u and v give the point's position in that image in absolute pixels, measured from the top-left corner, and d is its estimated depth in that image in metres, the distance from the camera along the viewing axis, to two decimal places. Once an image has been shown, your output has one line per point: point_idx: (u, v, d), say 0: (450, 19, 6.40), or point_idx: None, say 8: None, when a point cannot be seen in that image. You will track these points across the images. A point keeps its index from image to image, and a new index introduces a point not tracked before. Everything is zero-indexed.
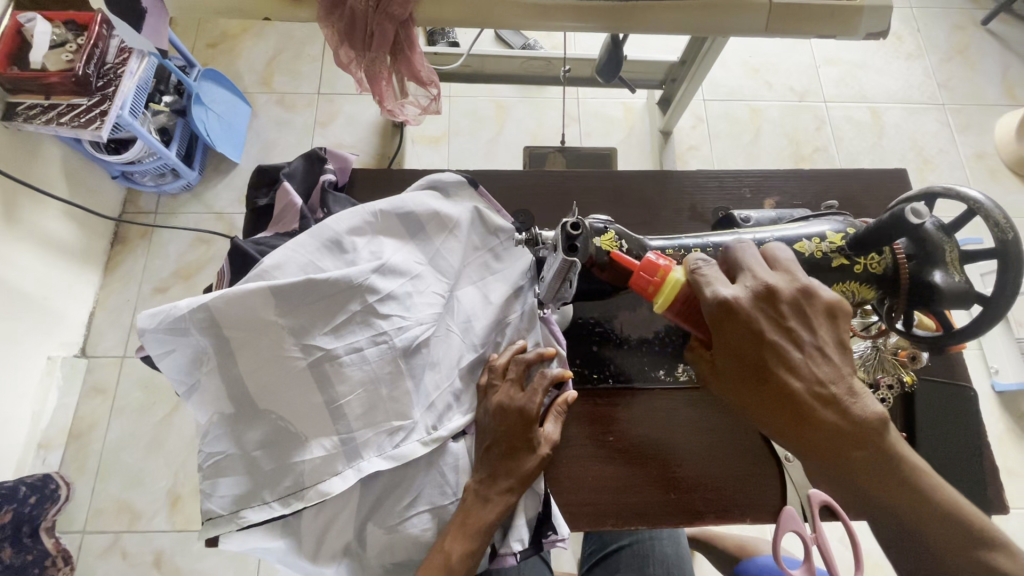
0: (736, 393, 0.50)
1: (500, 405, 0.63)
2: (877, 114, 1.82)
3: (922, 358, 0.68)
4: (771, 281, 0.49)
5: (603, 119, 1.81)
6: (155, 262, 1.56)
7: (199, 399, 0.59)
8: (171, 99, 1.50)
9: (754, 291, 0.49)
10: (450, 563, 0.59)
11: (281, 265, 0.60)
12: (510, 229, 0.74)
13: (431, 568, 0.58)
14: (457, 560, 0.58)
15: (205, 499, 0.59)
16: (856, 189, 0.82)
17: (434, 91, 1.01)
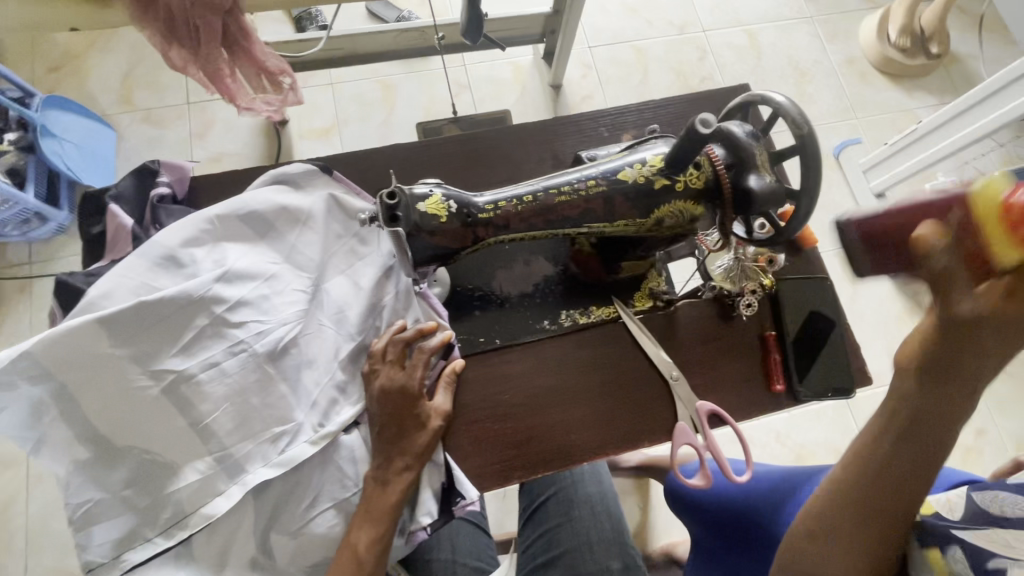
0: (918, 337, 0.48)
1: (383, 389, 0.63)
2: (753, 35, 1.88)
3: (778, 261, 0.74)
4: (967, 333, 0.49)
5: (493, 82, 1.79)
6: (39, 316, 1.44)
7: (51, 450, 0.55)
8: (16, 136, 1.40)
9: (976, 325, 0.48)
10: (359, 552, 0.59)
11: (109, 293, 0.56)
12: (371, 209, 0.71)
13: (342, 565, 0.59)
14: (365, 549, 0.59)
15: (82, 552, 0.56)
16: (708, 110, 0.84)
17: (289, 81, 1.00)
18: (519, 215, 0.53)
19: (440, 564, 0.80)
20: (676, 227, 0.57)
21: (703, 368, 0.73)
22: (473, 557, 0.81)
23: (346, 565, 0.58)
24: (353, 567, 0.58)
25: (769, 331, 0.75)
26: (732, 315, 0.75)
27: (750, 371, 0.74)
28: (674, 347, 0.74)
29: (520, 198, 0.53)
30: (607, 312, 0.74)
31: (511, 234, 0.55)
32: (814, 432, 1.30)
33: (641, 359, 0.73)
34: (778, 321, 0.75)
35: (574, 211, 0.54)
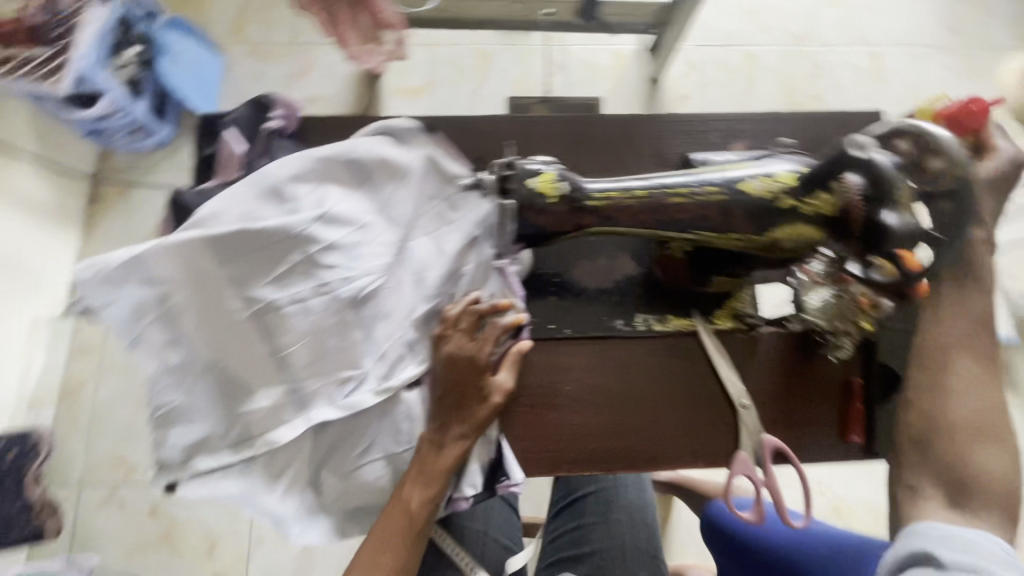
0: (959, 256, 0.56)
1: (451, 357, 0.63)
2: (878, 59, 1.74)
3: (884, 305, 0.68)
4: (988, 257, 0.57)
5: (591, 67, 1.74)
6: (132, 221, 1.54)
7: (144, 349, 0.58)
8: (139, 49, 1.42)
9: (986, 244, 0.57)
10: (410, 509, 0.60)
11: (217, 214, 0.58)
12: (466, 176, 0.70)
13: (392, 517, 0.60)
14: (415, 508, 0.60)
15: (158, 448, 0.60)
16: (831, 131, 0.79)
17: (399, 33, 1.07)
18: (630, 209, 0.51)
19: (472, 533, 0.84)
20: (791, 250, 0.53)
21: (776, 402, 0.70)
22: (504, 535, 0.86)
23: (396, 518, 0.60)
24: (401, 522, 0.60)
25: (854, 377, 0.70)
26: (819, 353, 0.70)
27: (825, 414, 0.69)
28: (749, 373, 0.70)
29: (634, 191, 0.52)
30: (684, 324, 0.71)
31: (615, 227, 0.53)
32: (862, 490, 1.22)
33: (712, 380, 0.70)
34: (866, 368, 0.70)
35: (688, 214, 0.52)
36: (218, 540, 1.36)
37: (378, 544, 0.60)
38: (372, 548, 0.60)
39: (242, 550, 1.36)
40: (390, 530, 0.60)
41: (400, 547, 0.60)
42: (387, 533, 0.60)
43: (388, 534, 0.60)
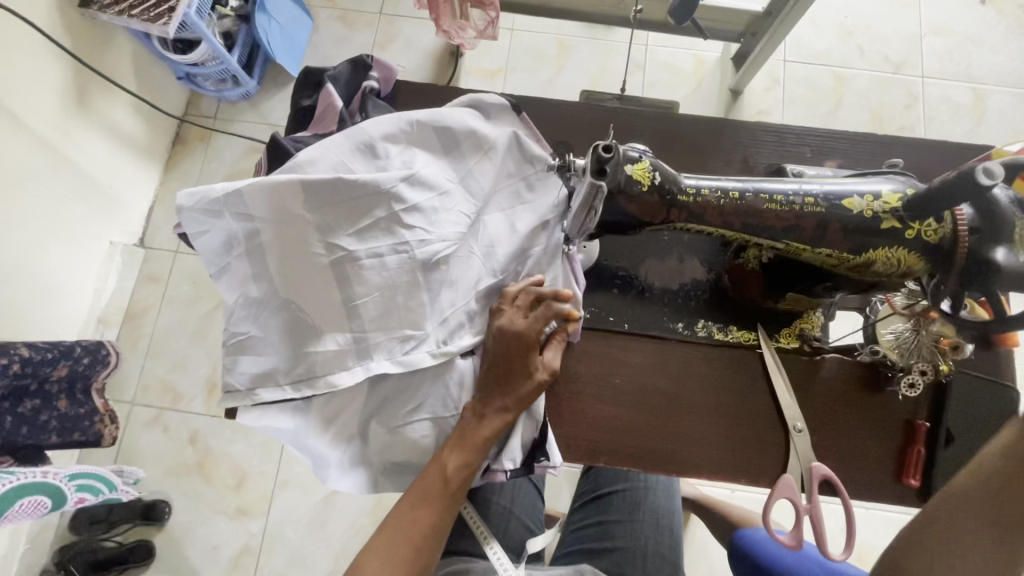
0: None
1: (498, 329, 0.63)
2: (980, 97, 1.63)
3: (967, 349, 0.63)
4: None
5: (671, 70, 1.70)
6: (210, 165, 1.63)
7: (229, 279, 0.62)
8: (237, 4, 1.49)
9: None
10: (446, 473, 0.61)
11: (313, 161, 0.61)
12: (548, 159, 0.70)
13: (430, 478, 0.61)
14: (452, 473, 0.61)
15: (227, 372, 0.63)
16: (932, 162, 0.75)
17: (491, 15, 1.09)
18: (720, 209, 0.51)
19: (496, 511, 0.85)
20: (882, 273, 0.52)
21: (831, 432, 0.67)
22: (527, 517, 0.87)
23: (433, 479, 0.61)
24: (438, 484, 0.61)
25: (920, 420, 0.67)
26: (887, 388, 0.68)
27: (883, 452, 0.67)
28: (807, 397, 0.68)
29: (727, 192, 0.51)
30: (747, 336, 0.70)
31: (702, 225, 0.52)
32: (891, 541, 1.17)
33: (767, 397, 0.68)
34: (936, 413, 0.67)
35: (780, 222, 0.51)
36: (247, 477, 1.43)
37: (414, 501, 0.61)
38: (408, 504, 0.61)
39: (267, 490, 1.42)
40: (427, 490, 0.61)
41: (436, 508, 0.61)
42: (423, 491, 0.61)
43: (424, 492, 0.61)
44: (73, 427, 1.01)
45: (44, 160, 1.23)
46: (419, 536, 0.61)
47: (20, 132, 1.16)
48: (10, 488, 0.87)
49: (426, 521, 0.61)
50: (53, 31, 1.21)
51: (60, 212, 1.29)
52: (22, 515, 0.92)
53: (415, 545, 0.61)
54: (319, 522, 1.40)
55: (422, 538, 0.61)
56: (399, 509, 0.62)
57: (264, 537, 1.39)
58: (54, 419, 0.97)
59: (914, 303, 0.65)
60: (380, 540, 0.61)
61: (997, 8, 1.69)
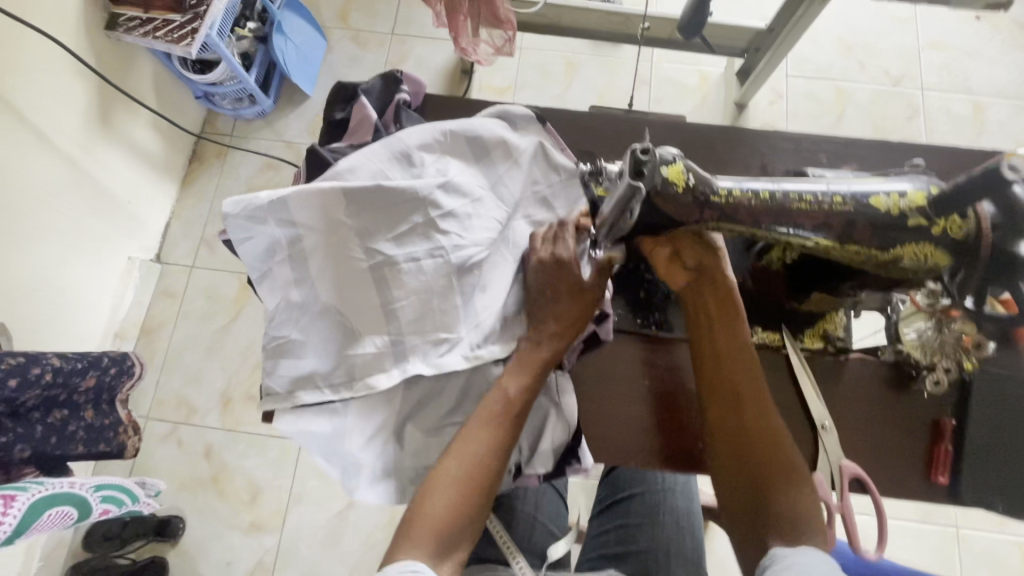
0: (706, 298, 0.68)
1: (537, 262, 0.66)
2: (978, 108, 1.67)
3: (988, 347, 0.67)
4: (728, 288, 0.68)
5: (676, 86, 1.75)
6: (226, 182, 1.66)
7: (270, 285, 0.63)
8: (255, 26, 1.53)
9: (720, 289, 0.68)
10: (507, 396, 0.61)
11: (354, 170, 0.63)
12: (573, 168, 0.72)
13: (490, 404, 0.61)
14: (515, 393, 0.61)
15: (266, 377, 0.64)
16: (944, 167, 0.77)
17: (509, 32, 1.12)
18: (752, 208, 0.53)
19: (523, 516, 0.86)
20: (911, 271, 0.53)
21: (859, 431, 0.68)
22: (552, 522, 0.87)
23: (494, 406, 0.61)
24: (499, 408, 0.60)
25: (947, 419, 0.68)
26: (912, 386, 0.69)
27: (911, 450, 0.68)
28: (833, 397, 0.70)
29: (758, 193, 0.53)
30: (772, 337, 0.71)
31: (734, 224, 0.54)
32: None
33: (794, 396, 0.69)
34: (962, 411, 0.68)
35: (811, 221, 0.53)
36: (261, 491, 1.42)
37: (477, 427, 0.60)
38: (469, 436, 0.59)
39: (282, 504, 1.42)
40: (488, 418, 0.60)
41: (497, 435, 0.59)
42: (485, 420, 0.60)
43: (486, 421, 0.60)
44: (99, 437, 1.02)
45: (68, 177, 1.26)
46: (480, 468, 0.57)
47: (47, 149, 1.20)
48: (37, 499, 0.87)
49: (488, 450, 0.58)
50: (80, 52, 1.25)
51: (82, 227, 1.31)
52: (49, 525, 0.92)
53: (478, 477, 0.57)
54: (334, 536, 1.40)
55: (484, 471, 0.57)
56: (458, 446, 0.59)
57: (279, 552, 1.39)
58: (80, 430, 0.98)
59: (935, 301, 0.67)
60: (438, 479, 0.57)
61: (992, 23, 1.74)
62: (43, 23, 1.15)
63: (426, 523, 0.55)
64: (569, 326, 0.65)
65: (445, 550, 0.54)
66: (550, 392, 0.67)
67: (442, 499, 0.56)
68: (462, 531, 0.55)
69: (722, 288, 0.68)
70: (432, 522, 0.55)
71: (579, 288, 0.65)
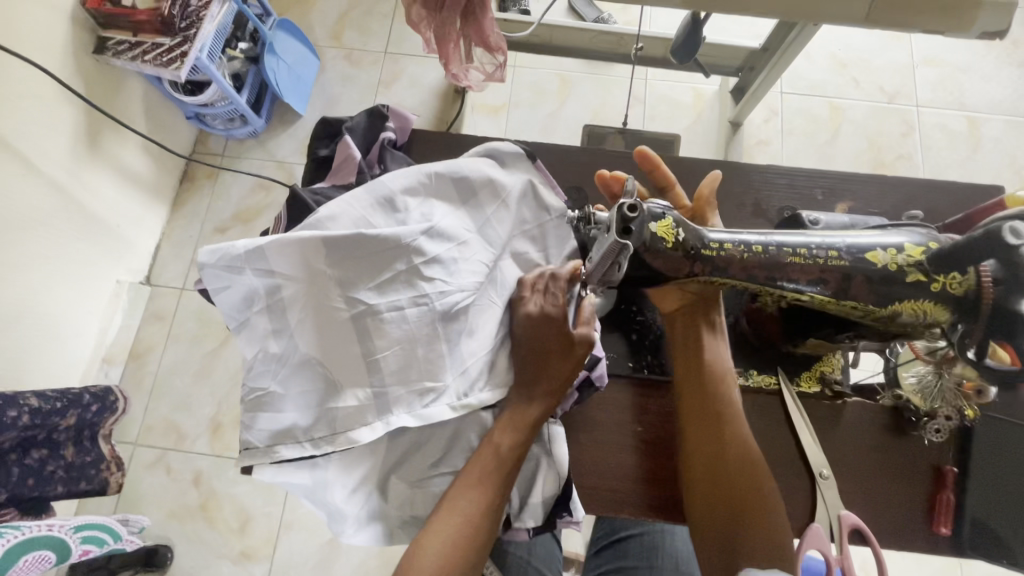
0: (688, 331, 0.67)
1: (526, 316, 0.64)
2: (974, 125, 1.67)
3: (992, 393, 0.62)
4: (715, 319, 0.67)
5: (671, 104, 1.74)
6: (217, 203, 1.64)
7: (248, 335, 0.61)
8: (247, 46, 1.52)
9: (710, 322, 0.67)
10: (499, 452, 0.61)
11: (335, 217, 0.62)
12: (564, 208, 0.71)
13: (482, 460, 0.61)
14: (507, 450, 0.61)
15: (244, 429, 0.62)
16: (942, 202, 0.76)
17: (500, 58, 1.12)
18: (743, 262, 0.51)
19: (515, 558, 0.83)
20: (907, 324, 0.52)
21: (857, 478, 0.66)
22: (545, 565, 0.84)
23: (486, 460, 0.61)
24: (492, 464, 0.60)
25: (948, 465, 0.66)
26: (912, 431, 0.67)
27: (911, 498, 0.65)
28: (830, 443, 0.68)
29: (750, 246, 0.51)
30: (767, 380, 0.70)
31: (726, 278, 0.52)
32: None
33: (791, 442, 0.67)
34: (964, 458, 0.66)
35: (805, 275, 0.51)
36: (251, 520, 1.39)
37: (469, 480, 0.60)
38: (460, 490, 0.59)
39: (272, 533, 1.39)
40: (481, 472, 0.60)
41: (489, 490, 0.59)
42: (478, 475, 0.60)
43: (479, 476, 0.60)
44: (80, 476, 1.00)
45: (53, 203, 1.23)
46: (474, 523, 0.58)
47: (31, 176, 1.18)
48: (13, 545, 0.84)
49: (481, 505, 0.59)
50: (67, 78, 1.23)
51: (68, 254, 1.29)
52: (26, 570, 0.89)
53: (471, 532, 0.58)
54: (325, 566, 1.36)
55: (477, 525, 0.58)
56: (450, 499, 0.59)
57: None
58: (59, 470, 0.96)
59: (938, 349, 0.63)
60: (431, 531, 0.57)
61: (986, 40, 1.73)
62: (27, 50, 1.13)
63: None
64: (562, 382, 0.64)
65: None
66: (541, 441, 0.66)
67: (437, 553, 0.56)
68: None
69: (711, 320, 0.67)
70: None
71: (569, 337, 0.63)
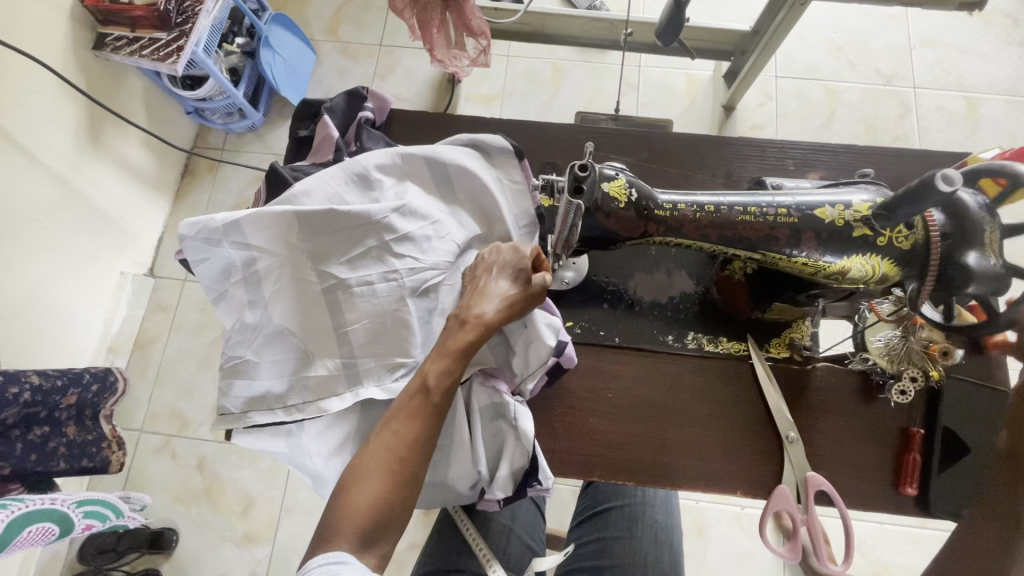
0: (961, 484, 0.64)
1: (492, 248, 0.66)
2: (973, 105, 1.65)
3: (956, 355, 0.65)
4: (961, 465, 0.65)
5: (664, 90, 1.73)
6: (218, 196, 1.67)
7: (226, 306, 0.64)
8: (244, 41, 1.56)
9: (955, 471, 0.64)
10: (427, 384, 0.57)
11: (308, 192, 0.64)
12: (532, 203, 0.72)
13: (411, 391, 0.57)
14: (434, 381, 0.57)
15: (222, 396, 0.64)
16: (915, 171, 0.77)
17: (484, 43, 1.13)
18: (695, 222, 0.56)
19: (498, 527, 0.85)
20: (857, 280, 0.56)
21: (825, 442, 0.67)
22: (528, 535, 0.87)
23: (414, 392, 0.57)
24: (420, 397, 0.56)
25: (916, 428, 0.67)
26: (879, 395, 0.68)
27: (878, 462, 0.66)
28: (800, 408, 0.68)
29: (702, 206, 0.56)
30: (737, 347, 0.71)
31: (679, 237, 0.58)
32: (907, 557, 1.15)
33: (759, 410, 0.69)
34: (931, 419, 0.66)
35: (755, 232, 0.56)
36: (254, 503, 1.43)
37: (396, 416, 0.56)
38: (385, 425, 0.56)
39: (273, 515, 1.42)
40: (406, 406, 0.56)
41: (417, 426, 0.55)
42: (406, 408, 0.56)
43: (404, 410, 0.56)
44: (81, 453, 1.04)
45: (56, 194, 1.27)
46: (400, 461, 0.54)
47: (34, 167, 1.21)
48: (18, 516, 0.87)
49: (408, 439, 0.55)
50: (68, 73, 1.26)
51: (72, 245, 1.33)
52: (30, 542, 0.92)
53: (399, 466, 0.54)
54: None
55: (403, 461, 0.54)
56: (376, 437, 0.55)
57: (271, 563, 1.38)
58: (62, 447, 0.99)
59: (899, 309, 0.66)
60: (358, 466, 0.53)
61: (985, 19, 1.71)
62: (29, 45, 1.17)
63: (349, 514, 0.51)
64: (507, 311, 0.62)
65: (370, 541, 0.51)
66: (507, 416, 0.65)
67: (363, 489, 0.52)
68: (387, 520, 0.52)
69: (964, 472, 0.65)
70: (355, 512, 0.51)
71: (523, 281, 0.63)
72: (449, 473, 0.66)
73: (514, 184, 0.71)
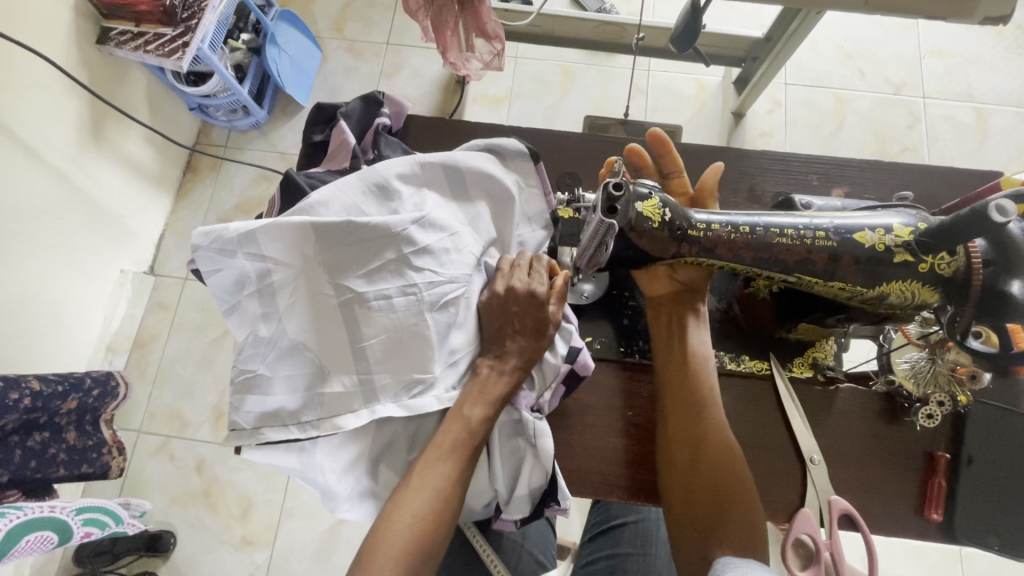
0: (993, 512, 0.63)
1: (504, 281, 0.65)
2: (982, 116, 1.64)
3: (984, 378, 0.63)
4: (988, 489, 0.64)
5: (673, 95, 1.71)
6: (220, 193, 1.64)
7: (239, 318, 0.62)
8: (249, 37, 1.52)
9: (982, 496, 0.64)
10: (470, 426, 0.59)
11: (326, 202, 0.62)
12: (546, 211, 0.71)
13: (451, 432, 0.59)
14: (478, 425, 0.60)
15: (233, 412, 0.62)
16: (940, 188, 0.76)
17: (498, 47, 1.10)
18: (730, 243, 0.55)
19: (509, 542, 0.83)
20: (897, 304, 0.55)
21: (849, 466, 0.66)
22: (539, 551, 0.85)
23: (455, 435, 0.59)
24: (461, 440, 0.59)
25: (941, 452, 0.66)
26: (905, 418, 0.66)
27: (902, 487, 0.65)
28: (822, 430, 0.67)
29: (737, 227, 0.55)
30: (760, 366, 0.69)
31: (712, 258, 0.56)
32: (914, 571, 1.14)
33: (782, 429, 0.67)
34: (957, 444, 0.65)
35: (792, 256, 0.55)
36: (253, 506, 1.41)
37: (436, 455, 0.58)
38: (427, 464, 0.57)
39: (273, 520, 1.40)
40: (450, 447, 0.58)
41: (457, 466, 0.57)
42: (448, 448, 0.58)
43: (447, 450, 0.58)
44: (81, 458, 1.01)
45: (56, 191, 1.24)
46: (442, 500, 0.56)
47: (35, 164, 1.18)
48: (16, 524, 0.85)
49: (452, 482, 0.57)
50: (71, 68, 1.24)
51: (71, 242, 1.30)
52: (28, 550, 0.90)
53: (439, 506, 0.55)
54: (325, 552, 1.37)
55: (445, 500, 0.56)
56: (416, 476, 0.57)
57: (270, 568, 1.37)
58: (61, 452, 0.97)
59: (928, 332, 0.65)
60: (399, 503, 0.55)
61: (995, 30, 1.71)
62: (30, 38, 1.14)
63: (389, 548, 0.52)
64: (531, 353, 0.64)
65: None
66: (527, 435, 0.63)
67: (403, 524, 0.53)
68: (425, 558, 0.53)
69: (995, 499, 0.64)
70: (395, 547, 0.52)
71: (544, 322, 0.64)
72: (467, 490, 0.65)
73: (531, 190, 0.71)
